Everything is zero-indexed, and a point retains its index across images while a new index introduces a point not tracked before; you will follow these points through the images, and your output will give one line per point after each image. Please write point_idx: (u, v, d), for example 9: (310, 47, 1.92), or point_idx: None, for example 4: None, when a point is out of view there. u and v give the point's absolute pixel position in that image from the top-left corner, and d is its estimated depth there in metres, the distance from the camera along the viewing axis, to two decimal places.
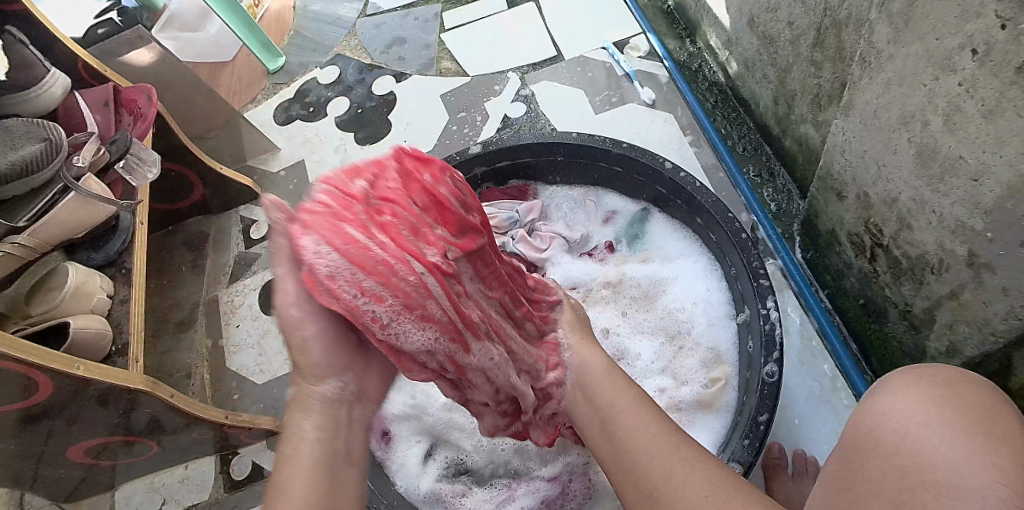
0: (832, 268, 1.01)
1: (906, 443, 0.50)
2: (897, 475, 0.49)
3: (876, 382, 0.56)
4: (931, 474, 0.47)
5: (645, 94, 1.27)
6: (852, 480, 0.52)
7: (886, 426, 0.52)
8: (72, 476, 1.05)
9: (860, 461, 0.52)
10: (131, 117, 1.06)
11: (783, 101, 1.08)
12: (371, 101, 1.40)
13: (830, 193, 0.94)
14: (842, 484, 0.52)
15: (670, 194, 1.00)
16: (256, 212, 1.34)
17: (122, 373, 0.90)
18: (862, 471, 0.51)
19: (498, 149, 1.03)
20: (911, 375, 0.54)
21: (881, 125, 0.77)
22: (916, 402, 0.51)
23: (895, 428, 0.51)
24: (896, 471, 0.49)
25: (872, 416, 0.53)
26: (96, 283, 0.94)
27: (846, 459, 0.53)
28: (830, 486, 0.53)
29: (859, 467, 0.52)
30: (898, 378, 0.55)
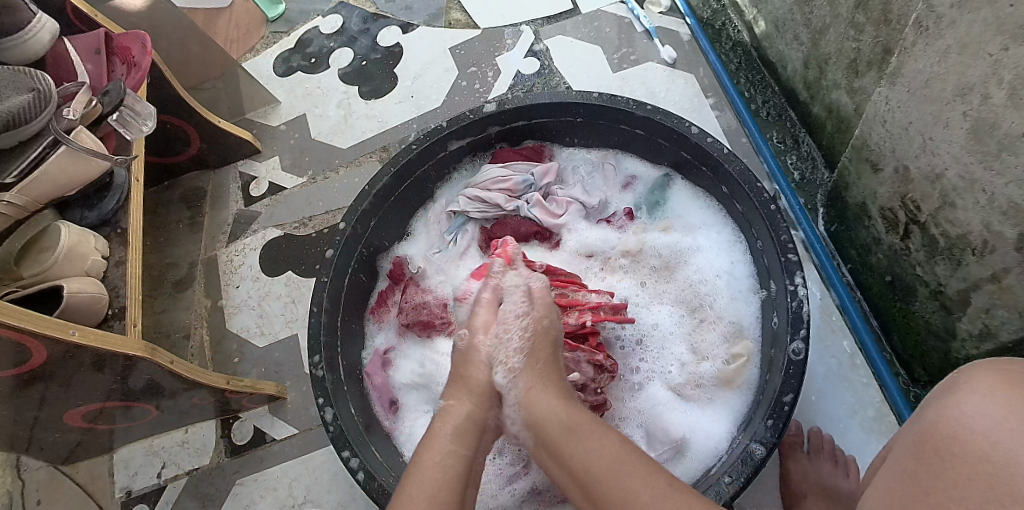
0: (858, 242, 0.96)
1: (997, 448, 0.46)
2: (985, 482, 0.45)
3: (954, 383, 0.54)
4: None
5: (665, 53, 1.20)
6: (929, 484, 0.49)
7: (971, 429, 0.48)
8: (70, 439, 1.02)
9: (940, 463, 0.49)
10: (124, 66, 1.00)
11: (813, 65, 1.01)
12: (376, 53, 1.32)
13: (864, 165, 0.89)
14: (920, 488, 0.49)
15: (694, 160, 0.94)
16: (255, 166, 1.28)
17: (122, 339, 0.86)
18: (945, 476, 0.48)
19: (514, 108, 0.98)
20: (998, 375, 0.51)
21: (932, 96, 0.73)
22: (1004, 403, 0.48)
23: (980, 430, 0.48)
24: (982, 478, 0.46)
25: (955, 417, 0.50)
26: (91, 244, 0.89)
27: (925, 460, 0.50)
28: (903, 488, 0.50)
29: (942, 470, 0.48)
30: (977, 379, 0.52)
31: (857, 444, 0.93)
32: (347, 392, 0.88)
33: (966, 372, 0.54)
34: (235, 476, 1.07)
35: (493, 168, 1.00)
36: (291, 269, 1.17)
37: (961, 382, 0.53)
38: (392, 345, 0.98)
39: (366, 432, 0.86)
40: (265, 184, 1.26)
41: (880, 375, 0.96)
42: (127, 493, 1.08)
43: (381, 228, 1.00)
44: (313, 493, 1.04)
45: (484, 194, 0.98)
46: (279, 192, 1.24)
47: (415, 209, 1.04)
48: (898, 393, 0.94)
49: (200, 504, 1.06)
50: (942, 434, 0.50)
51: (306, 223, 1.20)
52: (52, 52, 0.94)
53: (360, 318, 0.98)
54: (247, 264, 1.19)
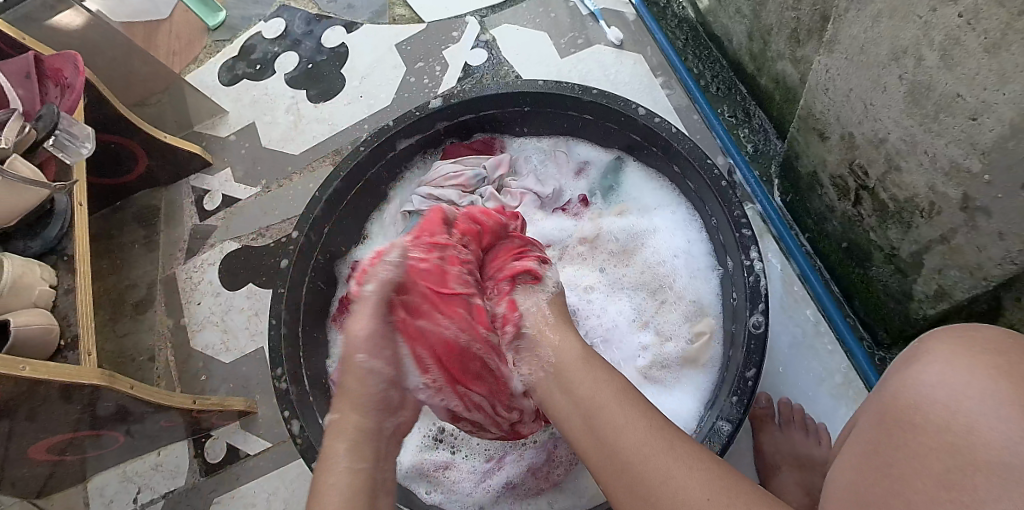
0: (813, 211, 0.97)
1: (960, 419, 0.44)
2: (949, 452, 0.44)
3: (916, 350, 0.52)
4: (986, 455, 0.42)
5: (612, 34, 1.19)
6: (892, 456, 0.47)
7: (932, 398, 0.47)
8: (38, 474, 1.00)
9: (900, 434, 0.47)
10: (57, 88, 0.97)
11: (757, 37, 1.00)
12: (321, 55, 1.30)
13: (811, 134, 0.89)
14: (881, 462, 0.47)
15: (644, 141, 0.94)
16: (208, 179, 1.25)
17: (75, 370, 0.84)
18: (907, 447, 0.46)
19: (460, 102, 0.97)
20: (960, 338, 0.49)
21: (869, 62, 0.72)
22: (964, 370, 0.46)
23: (942, 400, 0.46)
24: (945, 449, 0.44)
25: (915, 387, 0.48)
26: (36, 274, 0.87)
27: (886, 431, 0.48)
28: (865, 462, 0.49)
29: (904, 441, 0.46)
30: (938, 346, 0.50)
31: (826, 411, 0.94)
32: (313, 403, 0.87)
33: (927, 338, 0.52)
34: (211, 495, 1.06)
35: (444, 164, 0.99)
36: (252, 281, 1.16)
37: (922, 350, 0.51)
38: None
39: None
40: (219, 197, 1.23)
41: (845, 340, 0.96)
42: None
43: (335, 233, 0.98)
44: (291, 505, 1.03)
45: (437, 192, 0.96)
46: (234, 204, 1.22)
47: (369, 212, 1.03)
48: (864, 358, 0.95)
49: None
50: (902, 403, 0.49)
51: (263, 234, 1.18)
52: None
53: (321, 326, 0.97)
54: (207, 280, 1.17)
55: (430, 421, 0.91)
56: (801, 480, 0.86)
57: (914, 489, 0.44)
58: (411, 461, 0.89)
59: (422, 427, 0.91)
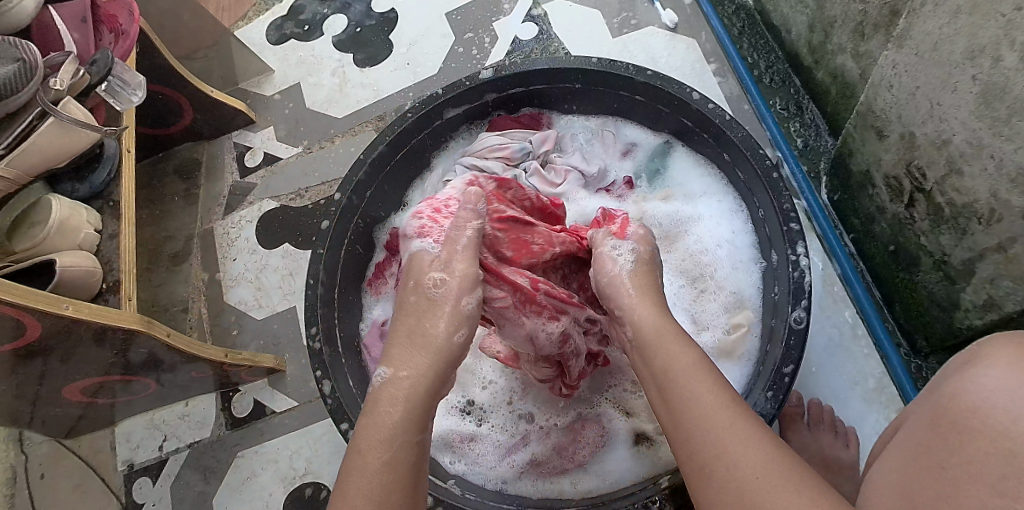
0: (861, 211, 0.95)
1: (1019, 424, 0.43)
2: (1003, 455, 0.42)
3: (976, 358, 0.51)
4: None
5: (667, 17, 1.17)
6: (945, 459, 0.46)
7: (990, 403, 0.46)
8: (70, 413, 1.02)
9: (956, 438, 0.46)
10: (112, 35, 0.97)
11: (818, 28, 0.98)
12: (370, 19, 1.29)
13: (869, 131, 0.87)
14: (933, 465, 0.46)
15: (695, 127, 0.92)
16: (250, 137, 1.26)
17: (116, 313, 0.85)
18: (961, 451, 0.45)
19: (512, 75, 0.96)
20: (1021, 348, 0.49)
21: (940, 59, 0.70)
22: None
23: (1001, 405, 0.45)
24: (1000, 452, 0.43)
25: (973, 392, 0.47)
26: (82, 217, 0.88)
27: (941, 435, 0.47)
28: (917, 466, 0.48)
29: (958, 445, 0.45)
30: (1002, 352, 0.49)
31: (856, 414, 0.93)
32: (346, 365, 0.88)
33: (988, 348, 0.51)
34: (235, 448, 1.07)
35: (490, 136, 0.98)
36: (288, 241, 1.16)
37: (982, 357, 0.50)
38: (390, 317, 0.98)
39: None
40: (260, 155, 1.24)
41: (881, 345, 0.95)
42: (130, 466, 1.09)
43: (377, 197, 0.98)
44: (313, 465, 1.04)
45: (480, 163, 0.96)
46: (274, 163, 1.22)
47: (412, 179, 1.03)
48: (899, 364, 0.93)
49: (202, 477, 1.06)
50: (959, 408, 0.48)
51: (302, 195, 1.19)
52: (36, 21, 0.91)
53: (357, 289, 0.97)
54: (244, 236, 1.18)
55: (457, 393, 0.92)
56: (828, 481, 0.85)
57: (966, 492, 0.43)
58: (438, 430, 0.89)
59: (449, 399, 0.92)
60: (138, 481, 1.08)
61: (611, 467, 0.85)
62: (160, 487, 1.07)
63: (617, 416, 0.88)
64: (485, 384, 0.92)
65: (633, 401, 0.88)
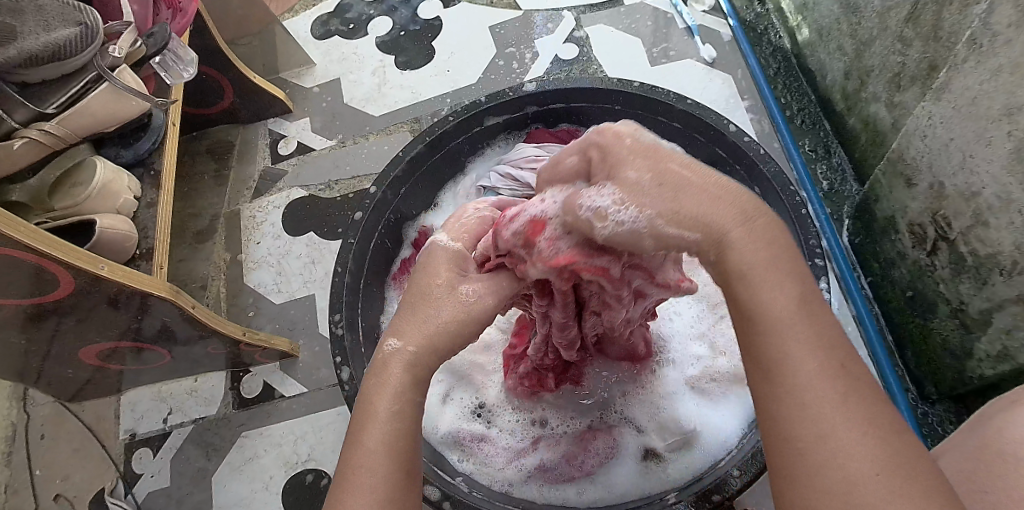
0: (882, 256, 0.97)
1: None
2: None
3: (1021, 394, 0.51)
4: None
5: (705, 51, 1.21)
6: (987, 485, 0.46)
7: None
8: (80, 375, 1.03)
9: (997, 465, 0.47)
10: (170, 11, 1.00)
11: (854, 76, 1.01)
12: (415, 25, 1.32)
13: (897, 179, 0.89)
14: (973, 491, 0.47)
15: (728, 158, 0.95)
16: (285, 125, 1.28)
17: (146, 278, 0.85)
18: (1004, 479, 0.45)
19: (554, 90, 0.99)
20: None
21: (978, 114, 0.73)
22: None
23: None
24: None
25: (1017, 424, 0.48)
26: (124, 183, 0.89)
27: (980, 462, 0.48)
28: (956, 490, 0.48)
29: (1000, 473, 0.46)
30: None
31: None
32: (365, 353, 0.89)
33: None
34: (240, 428, 1.07)
35: (527, 146, 1.01)
36: (314, 230, 1.18)
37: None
38: None
39: None
40: (294, 144, 1.26)
41: (890, 388, 0.97)
42: (132, 436, 1.09)
43: (410, 195, 1.00)
44: (317, 452, 1.04)
45: (515, 172, 0.99)
46: (307, 153, 1.24)
47: (445, 181, 1.05)
48: (907, 409, 0.95)
49: (204, 453, 1.06)
50: (1001, 439, 0.48)
51: (332, 186, 1.21)
52: None
53: (382, 283, 0.99)
54: (270, 221, 1.19)
55: (471, 392, 0.94)
56: None
57: None
58: (449, 427, 0.90)
59: (462, 398, 0.93)
60: (138, 451, 1.08)
61: (617, 479, 0.85)
62: (160, 460, 1.06)
63: (627, 431, 0.88)
64: (498, 386, 0.93)
65: (642, 418, 0.88)
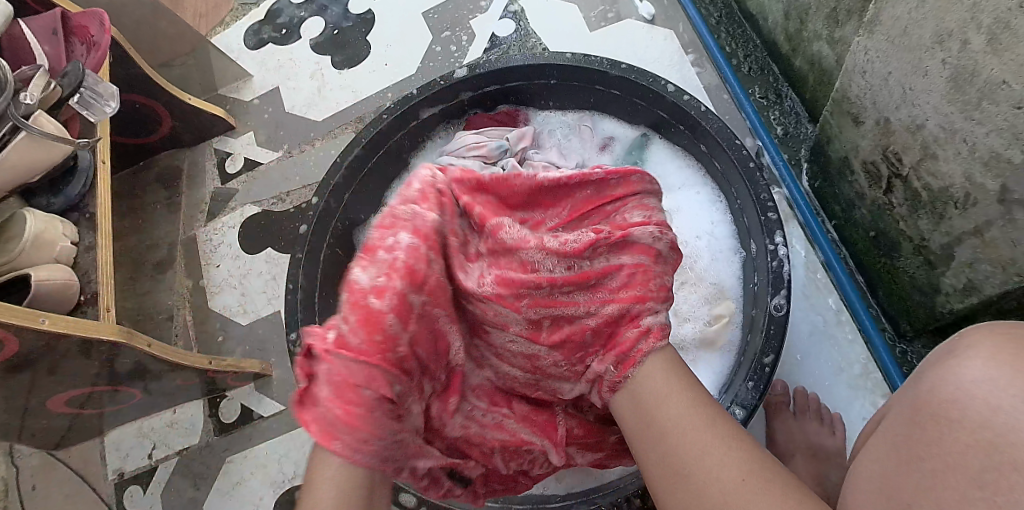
0: (841, 198, 0.94)
1: (998, 417, 0.44)
2: (982, 451, 0.43)
3: (957, 341, 0.52)
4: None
5: (644, 9, 1.16)
6: (926, 450, 0.47)
7: (970, 396, 0.46)
8: (58, 425, 1.02)
9: (936, 429, 0.47)
10: (84, 46, 0.97)
11: (794, 16, 0.97)
12: (347, 20, 1.28)
13: (845, 118, 0.86)
14: (914, 456, 0.47)
15: (671, 119, 0.92)
16: (230, 142, 1.25)
17: (95, 324, 0.84)
18: (941, 442, 0.46)
19: (487, 73, 0.95)
20: (1002, 337, 0.49)
21: (910, 45, 0.70)
22: (1010, 370, 0.45)
23: (981, 398, 0.45)
24: (981, 446, 0.44)
25: (953, 384, 0.48)
26: (58, 230, 0.87)
27: (919, 427, 0.48)
28: (896, 457, 0.49)
29: (937, 437, 0.46)
30: (982, 338, 0.50)
31: (843, 401, 0.93)
32: None
33: (967, 338, 0.51)
34: (224, 453, 1.07)
35: (467, 134, 0.98)
36: (271, 246, 1.16)
37: (962, 345, 0.51)
38: None
39: None
40: (241, 160, 1.23)
41: (866, 331, 0.95)
42: (120, 475, 1.09)
43: (356, 200, 0.97)
44: (302, 467, 1.04)
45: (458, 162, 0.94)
46: (255, 168, 1.22)
47: (390, 180, 1.02)
48: (884, 351, 0.93)
49: (192, 484, 1.06)
50: (937, 399, 0.48)
51: (283, 199, 1.18)
52: (7, 36, 0.91)
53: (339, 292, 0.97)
54: (227, 242, 1.17)
55: None
56: (815, 469, 0.85)
57: (944, 484, 0.44)
58: None
59: None
60: (129, 490, 1.08)
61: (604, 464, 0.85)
62: (150, 495, 1.07)
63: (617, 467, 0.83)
64: None
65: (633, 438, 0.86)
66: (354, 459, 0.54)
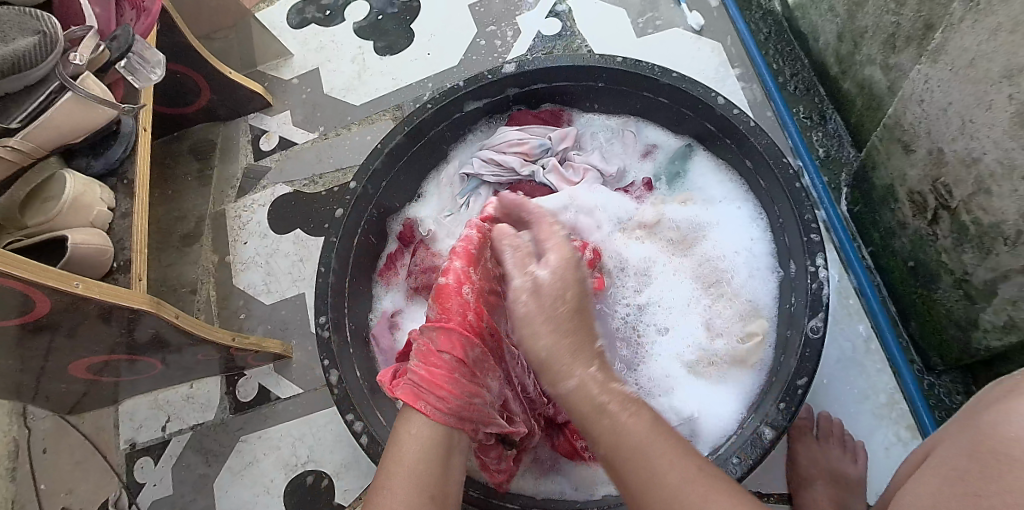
0: (881, 225, 0.94)
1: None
2: None
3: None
4: None
5: (692, 19, 1.15)
6: (979, 486, 0.45)
7: None
8: (76, 389, 1.02)
9: (994, 465, 0.45)
10: (134, 11, 0.96)
11: (847, 38, 0.96)
12: (392, 7, 1.28)
13: (895, 145, 0.85)
14: (968, 493, 0.45)
15: (718, 132, 0.91)
16: (265, 120, 1.25)
17: (126, 292, 0.84)
18: (998, 479, 0.44)
19: (534, 71, 0.95)
20: None
21: (976, 76, 0.69)
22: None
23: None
24: None
25: (1014, 422, 0.46)
26: (96, 194, 0.87)
27: (980, 465, 0.46)
28: (950, 493, 0.47)
29: (993, 473, 0.44)
30: None
31: (866, 430, 0.92)
32: (354, 354, 0.87)
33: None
34: (238, 432, 1.07)
35: (510, 131, 0.97)
36: (300, 227, 1.15)
37: None
38: (401, 308, 0.97)
39: (372, 394, 0.85)
40: (275, 139, 1.23)
41: (894, 361, 0.94)
42: (132, 445, 1.09)
43: (392, 188, 0.97)
44: (315, 453, 1.04)
45: (499, 158, 0.96)
46: (289, 148, 1.21)
47: (428, 170, 1.02)
48: (912, 382, 0.92)
49: (204, 460, 1.06)
50: (996, 436, 0.46)
51: (316, 181, 1.18)
52: None
53: (369, 279, 0.97)
54: (256, 220, 1.17)
55: None
56: (835, 496, 0.84)
57: None
58: None
59: None
60: (139, 461, 1.08)
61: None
62: (161, 468, 1.06)
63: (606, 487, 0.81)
64: None
65: None
66: (436, 417, 0.63)
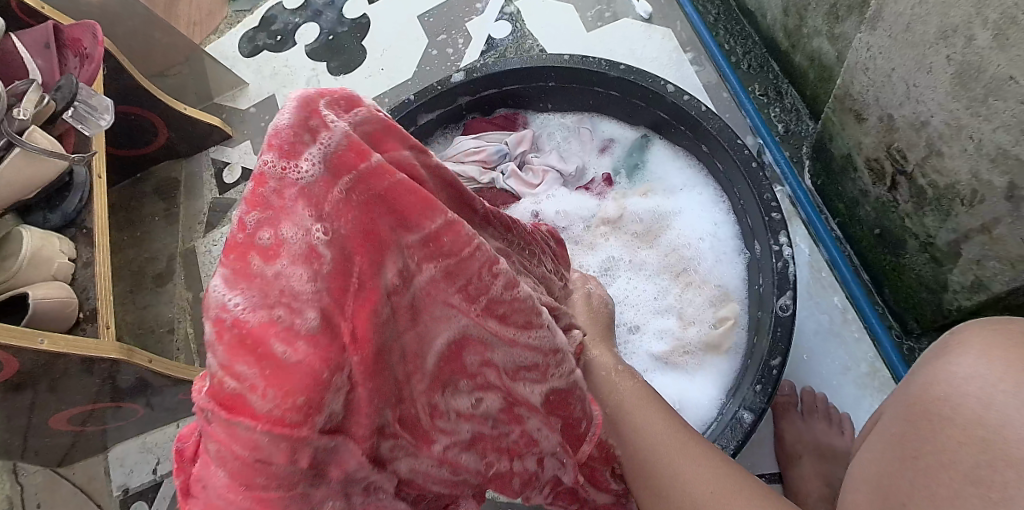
0: (845, 195, 0.93)
1: (990, 411, 0.43)
2: (974, 447, 0.42)
3: (951, 339, 0.52)
4: (1014, 445, 0.40)
5: (641, 7, 1.15)
6: (916, 449, 0.45)
7: (962, 392, 0.45)
8: (61, 442, 1.02)
9: (929, 425, 0.46)
10: (77, 58, 0.96)
11: (792, 12, 0.96)
12: (342, 26, 1.27)
13: (848, 115, 0.85)
14: (908, 455, 0.46)
15: (672, 120, 0.91)
16: (227, 152, 1.24)
17: (95, 343, 0.83)
18: (932, 439, 0.44)
19: (483, 78, 0.95)
20: (993, 334, 0.48)
21: (914, 41, 0.69)
22: (999, 367, 0.45)
23: (972, 394, 0.45)
24: (973, 442, 0.42)
25: (947, 381, 0.47)
26: (55, 247, 0.87)
27: (914, 426, 0.47)
28: (890, 457, 0.47)
29: (928, 434, 0.45)
30: (975, 335, 0.50)
31: (851, 401, 0.92)
32: None
33: (962, 335, 0.51)
34: None
35: (466, 139, 0.97)
36: None
37: (957, 344, 0.50)
38: None
39: None
40: (239, 170, 1.22)
41: (872, 329, 0.94)
42: (125, 491, 1.09)
43: None
44: None
45: (457, 168, 0.95)
46: (253, 177, 1.21)
47: None
48: (892, 348, 0.92)
49: None
50: (931, 397, 0.47)
51: None
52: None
53: None
54: None
55: None
56: (824, 471, 0.84)
57: (934, 482, 0.42)
58: None
59: None
60: (133, 506, 1.07)
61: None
62: None
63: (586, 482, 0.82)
64: None
65: None
66: None
